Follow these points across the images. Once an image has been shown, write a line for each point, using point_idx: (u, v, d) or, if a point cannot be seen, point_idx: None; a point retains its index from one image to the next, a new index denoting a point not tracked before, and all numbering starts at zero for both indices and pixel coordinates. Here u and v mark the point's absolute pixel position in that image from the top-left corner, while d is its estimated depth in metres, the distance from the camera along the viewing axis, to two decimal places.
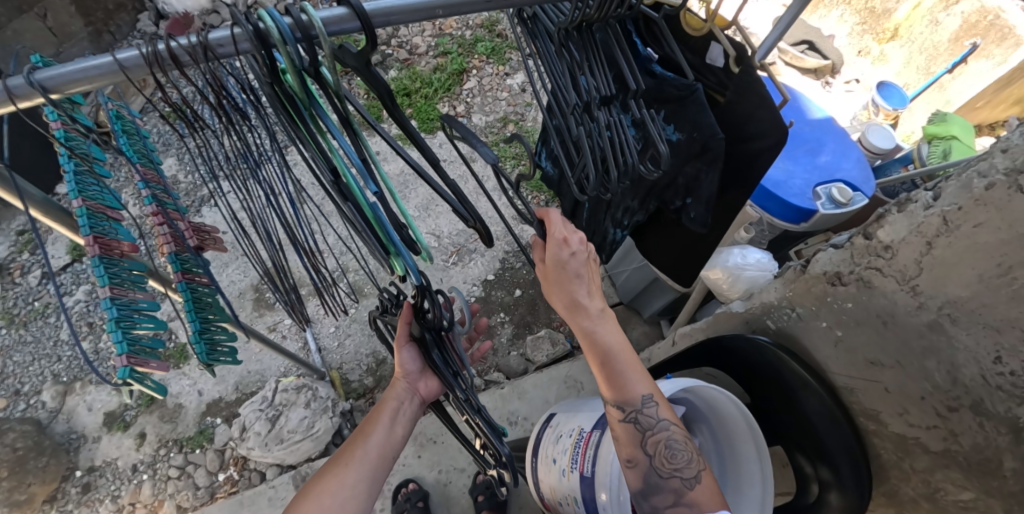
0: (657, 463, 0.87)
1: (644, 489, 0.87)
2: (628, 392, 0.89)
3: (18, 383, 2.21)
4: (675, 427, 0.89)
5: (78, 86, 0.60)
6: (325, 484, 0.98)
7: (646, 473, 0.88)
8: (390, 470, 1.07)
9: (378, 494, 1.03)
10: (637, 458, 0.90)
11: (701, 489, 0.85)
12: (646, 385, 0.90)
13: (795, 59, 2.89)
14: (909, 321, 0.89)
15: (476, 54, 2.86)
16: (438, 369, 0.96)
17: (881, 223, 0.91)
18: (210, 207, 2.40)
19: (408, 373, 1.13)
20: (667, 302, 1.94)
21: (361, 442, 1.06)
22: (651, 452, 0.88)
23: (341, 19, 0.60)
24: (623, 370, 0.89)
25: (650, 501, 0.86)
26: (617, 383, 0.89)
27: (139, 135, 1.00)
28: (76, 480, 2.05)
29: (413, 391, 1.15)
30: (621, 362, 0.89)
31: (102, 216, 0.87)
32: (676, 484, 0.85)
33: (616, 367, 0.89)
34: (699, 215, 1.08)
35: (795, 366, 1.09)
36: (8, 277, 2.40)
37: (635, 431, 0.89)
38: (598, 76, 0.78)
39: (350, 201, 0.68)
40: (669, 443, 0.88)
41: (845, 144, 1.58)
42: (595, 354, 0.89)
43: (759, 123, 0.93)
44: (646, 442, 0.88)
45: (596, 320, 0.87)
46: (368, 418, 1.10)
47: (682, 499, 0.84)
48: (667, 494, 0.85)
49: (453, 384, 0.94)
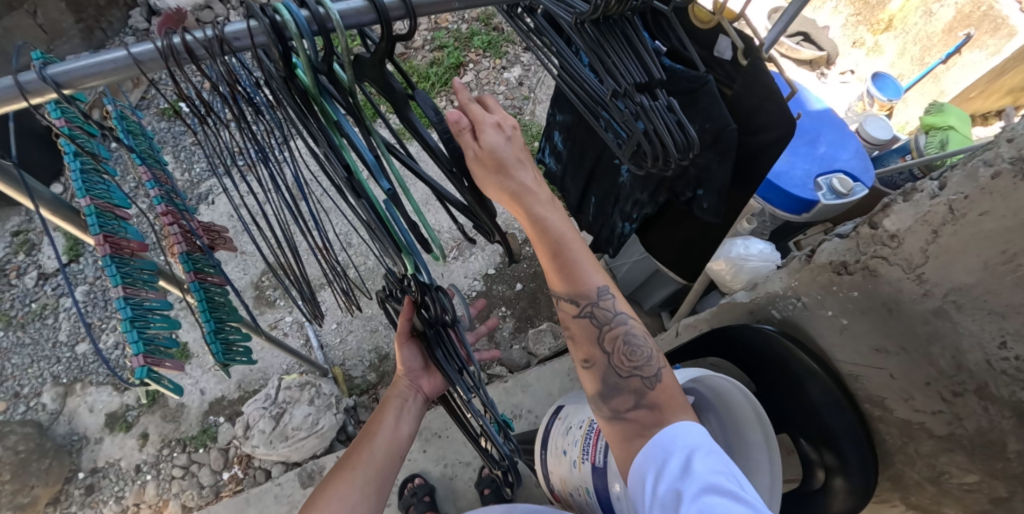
0: (615, 362, 0.86)
1: (604, 392, 0.85)
2: (583, 286, 0.84)
3: (18, 386, 2.20)
4: (633, 322, 0.88)
5: (93, 81, 0.60)
6: (335, 487, 0.99)
7: (606, 374, 0.86)
8: (399, 468, 1.08)
9: (388, 495, 1.03)
10: (594, 357, 0.88)
11: (661, 388, 0.84)
12: (600, 277, 0.85)
13: (790, 51, 2.93)
14: (914, 308, 0.91)
15: (472, 48, 2.85)
16: (441, 365, 0.96)
17: (886, 212, 0.92)
18: (208, 204, 2.40)
19: (411, 369, 1.12)
20: (669, 293, 1.96)
21: (368, 443, 1.06)
22: (609, 348, 0.87)
23: (358, 11, 0.60)
24: (576, 262, 0.82)
25: (610, 404, 0.85)
26: (572, 279, 0.83)
27: (144, 135, 1.00)
28: (80, 481, 2.05)
29: (416, 388, 1.14)
30: (573, 250, 0.82)
31: (110, 215, 0.87)
32: (637, 383, 0.84)
33: (569, 257, 0.82)
34: (712, 205, 1.09)
35: (801, 354, 1.11)
36: (5, 278, 2.38)
37: (591, 327, 0.87)
38: (628, 64, 0.75)
39: (363, 199, 0.68)
40: (629, 337, 0.87)
41: (843, 134, 1.59)
42: (545, 247, 0.80)
43: (766, 117, 0.95)
44: (604, 338, 0.87)
45: (547, 207, 0.76)
46: (372, 418, 1.11)
47: (643, 400, 0.83)
48: (627, 396, 0.84)
49: (457, 380, 0.95)
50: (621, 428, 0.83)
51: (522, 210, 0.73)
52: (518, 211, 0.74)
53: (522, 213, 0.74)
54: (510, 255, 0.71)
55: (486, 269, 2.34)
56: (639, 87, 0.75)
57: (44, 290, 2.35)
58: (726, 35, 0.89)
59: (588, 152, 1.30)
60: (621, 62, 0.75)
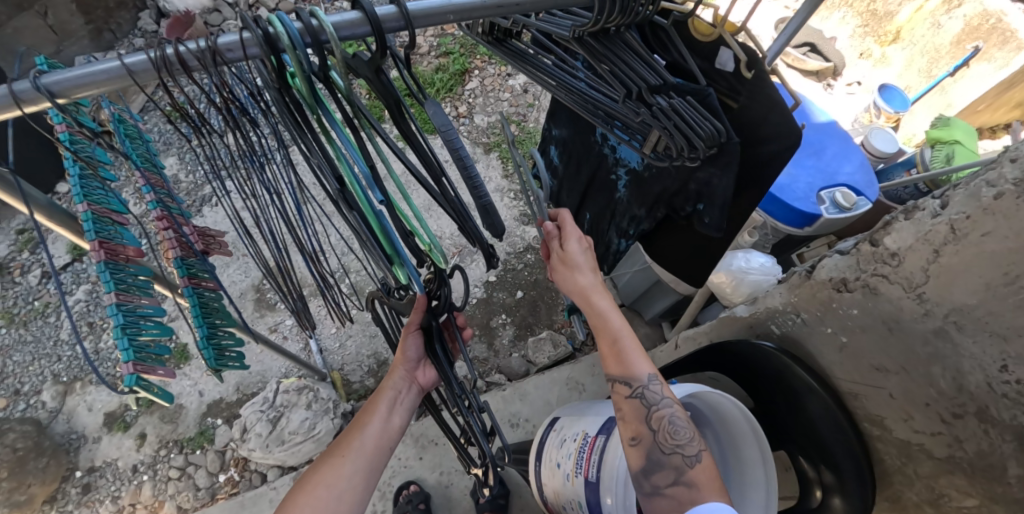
0: (660, 438, 0.89)
1: (646, 467, 0.87)
2: (631, 370, 0.92)
3: (19, 383, 2.21)
4: (677, 408, 0.91)
5: (85, 90, 0.59)
6: (321, 475, 0.98)
7: (650, 450, 0.88)
8: (386, 460, 1.06)
9: (374, 485, 1.02)
10: (641, 435, 0.91)
11: (701, 468, 0.86)
12: (650, 365, 0.93)
13: (796, 61, 2.91)
14: (914, 327, 0.90)
15: (478, 55, 2.86)
16: (439, 359, 0.94)
17: (888, 230, 0.91)
18: (211, 206, 2.40)
19: (408, 359, 1.09)
20: (670, 304, 1.94)
21: (358, 433, 1.04)
22: (654, 426, 0.90)
23: (352, 24, 0.58)
24: (624, 349, 0.94)
25: (651, 479, 0.87)
26: (623, 361, 0.93)
27: (141, 138, 1.02)
28: (76, 480, 2.04)
29: (411, 380, 1.11)
30: (629, 344, 0.94)
31: (106, 220, 0.87)
32: (677, 461, 0.86)
33: (623, 345, 0.94)
34: (713, 220, 1.05)
35: (800, 370, 1.09)
36: (8, 276, 2.40)
37: (639, 407, 0.91)
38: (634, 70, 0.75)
39: (356, 210, 0.67)
40: (672, 419, 0.89)
41: (847, 147, 1.58)
42: (605, 335, 0.95)
43: (771, 129, 0.94)
44: (650, 417, 0.90)
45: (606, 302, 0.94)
46: (364, 408, 1.08)
47: (683, 477, 0.85)
48: (667, 471, 0.86)
49: (450, 376, 0.93)
50: (659, 504, 0.85)
51: (589, 303, 0.94)
52: (584, 304, 0.95)
53: (589, 305, 0.94)
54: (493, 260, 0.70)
55: (488, 276, 2.33)
56: (652, 90, 0.75)
57: (47, 289, 2.37)
58: (728, 47, 0.86)
59: (587, 165, 1.29)
60: (630, 69, 0.76)
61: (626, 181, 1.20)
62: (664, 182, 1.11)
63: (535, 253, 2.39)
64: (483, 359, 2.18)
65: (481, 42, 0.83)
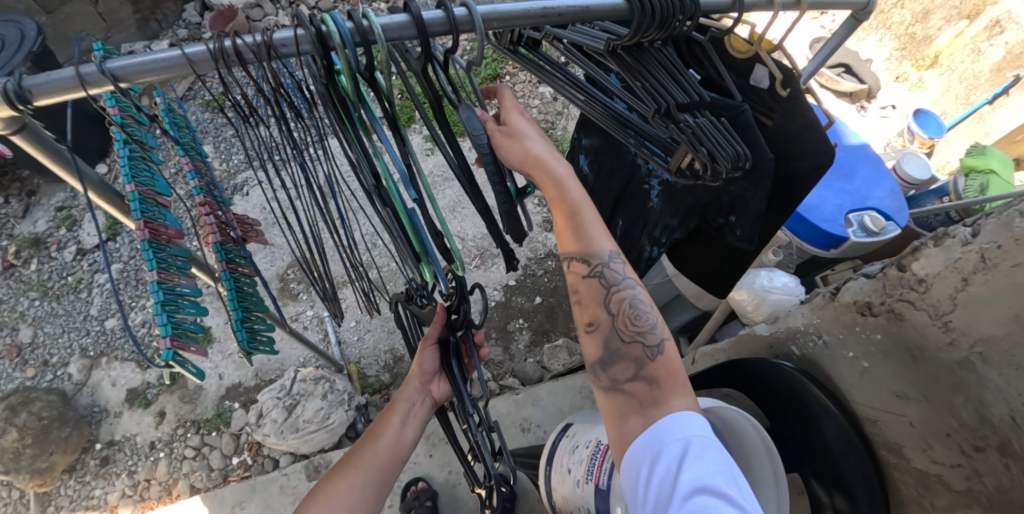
0: (619, 324, 0.86)
1: (605, 359, 0.85)
2: (593, 247, 0.84)
3: (48, 354, 2.29)
4: (638, 289, 0.88)
5: (146, 77, 0.61)
6: (334, 487, 0.97)
7: (608, 338, 0.86)
8: (399, 473, 1.05)
9: (385, 497, 1.01)
10: (599, 319, 0.88)
11: (661, 362, 0.83)
12: (610, 242, 0.86)
13: (830, 82, 2.90)
14: (939, 357, 0.89)
15: (511, 61, 2.90)
16: (453, 377, 0.98)
17: (916, 256, 0.92)
18: (241, 195, 2.46)
19: (424, 371, 1.12)
20: (688, 319, 1.94)
21: (371, 445, 1.04)
22: (614, 311, 0.87)
23: (401, 25, 0.60)
24: (587, 227, 0.83)
25: (609, 373, 0.84)
26: (582, 238, 0.83)
27: (188, 128, 1.06)
28: (95, 452, 2.10)
29: (426, 393, 1.13)
30: (588, 217, 0.83)
31: (152, 202, 0.91)
32: (638, 351, 0.83)
33: (584, 219, 0.82)
34: (745, 232, 1.07)
35: (817, 392, 1.08)
36: (45, 251, 2.50)
37: (599, 287, 0.86)
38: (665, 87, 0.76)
39: (390, 206, 0.68)
40: (633, 302, 0.86)
41: (878, 172, 1.56)
42: (561, 208, 0.81)
43: (804, 145, 0.93)
44: (610, 299, 0.86)
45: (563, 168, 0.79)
46: (378, 419, 1.08)
47: (643, 371, 0.82)
48: (627, 365, 0.83)
49: (462, 390, 0.96)
50: (618, 400, 0.82)
51: (545, 173, 0.76)
52: (536, 176, 0.77)
53: (547, 176, 0.77)
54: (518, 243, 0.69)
55: (508, 280, 2.35)
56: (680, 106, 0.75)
57: (81, 265, 2.46)
58: (763, 64, 0.87)
59: (617, 177, 1.30)
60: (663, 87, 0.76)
61: (659, 191, 1.20)
62: (696, 193, 1.11)
63: (555, 260, 2.41)
64: (498, 362, 2.19)
65: (507, 54, 0.81)
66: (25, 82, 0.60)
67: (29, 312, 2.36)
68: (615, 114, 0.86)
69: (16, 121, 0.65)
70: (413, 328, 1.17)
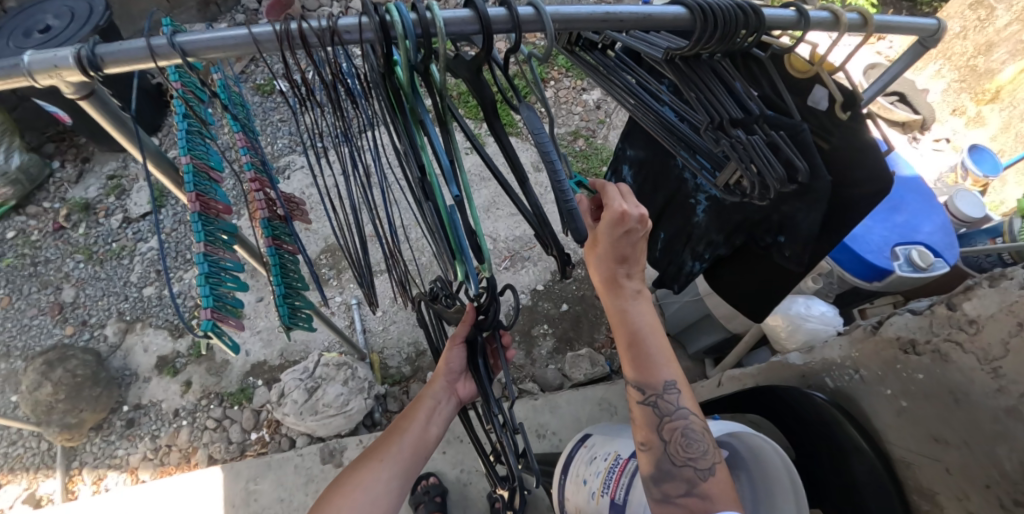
0: (671, 450, 0.86)
1: (656, 475, 0.86)
2: (652, 376, 0.87)
3: (87, 315, 2.38)
4: (695, 418, 0.87)
5: (213, 53, 0.63)
6: (359, 478, 0.96)
7: (659, 459, 0.86)
8: (424, 465, 1.05)
9: (408, 492, 1.00)
10: (650, 442, 0.88)
11: (713, 481, 0.84)
12: (672, 371, 0.88)
13: (883, 109, 2.83)
14: (984, 403, 0.86)
15: (556, 67, 2.92)
16: (479, 375, 0.99)
17: (968, 295, 0.92)
18: (284, 178, 2.53)
19: (450, 370, 1.13)
20: (716, 340, 1.90)
21: (398, 437, 1.04)
22: (667, 438, 0.87)
23: (463, 21, 0.61)
24: (649, 354, 0.87)
25: (661, 487, 0.85)
26: (642, 365, 0.87)
27: (243, 107, 1.10)
28: (122, 414, 2.18)
29: (451, 391, 1.14)
30: (649, 344, 0.87)
31: (204, 176, 0.95)
32: (689, 474, 0.84)
33: (644, 348, 0.87)
34: (794, 253, 1.06)
35: (850, 429, 1.05)
36: (94, 217, 2.61)
37: (652, 415, 0.87)
38: (721, 102, 0.75)
39: (431, 201, 0.67)
40: (688, 432, 0.86)
41: (930, 205, 1.51)
42: (624, 333, 0.87)
43: (860, 171, 0.91)
44: (662, 427, 0.87)
45: (631, 300, 0.86)
46: (405, 413, 1.09)
47: (695, 489, 0.83)
48: (679, 482, 0.84)
49: (489, 388, 0.95)
50: (668, 512, 0.84)
51: (608, 295, 0.85)
52: (603, 294, 0.86)
53: (609, 300, 0.86)
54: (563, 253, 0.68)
55: (536, 284, 2.35)
56: (734, 122, 0.74)
57: (125, 234, 2.56)
58: (823, 85, 0.85)
59: (660, 191, 1.28)
60: (718, 99, 0.75)
61: (705, 206, 1.18)
62: (746, 211, 1.10)
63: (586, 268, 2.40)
64: (519, 365, 2.19)
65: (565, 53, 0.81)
66: (99, 49, 0.62)
67: (74, 273, 2.47)
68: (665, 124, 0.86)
69: (85, 86, 0.67)
70: (438, 331, 1.19)
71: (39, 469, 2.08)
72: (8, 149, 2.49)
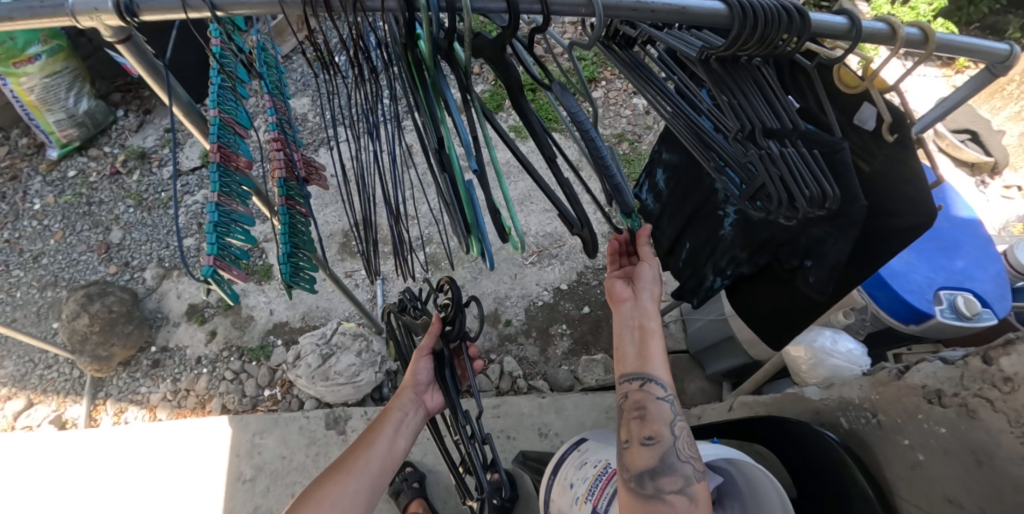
0: (680, 446, 0.85)
1: (658, 468, 0.83)
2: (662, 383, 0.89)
3: (130, 257, 2.50)
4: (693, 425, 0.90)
5: (244, 10, 0.63)
6: (323, 492, 0.97)
7: (666, 452, 0.85)
8: (391, 480, 1.05)
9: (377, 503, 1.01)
10: (660, 435, 0.86)
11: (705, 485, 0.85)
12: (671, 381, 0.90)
13: (952, 147, 2.65)
14: (1009, 468, 0.79)
15: (609, 68, 2.89)
16: (447, 386, 0.96)
17: (1007, 351, 0.87)
18: (327, 149, 2.57)
19: (417, 383, 1.09)
20: (735, 364, 1.83)
21: (364, 451, 1.04)
22: (677, 433, 0.87)
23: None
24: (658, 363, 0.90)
25: (657, 481, 0.82)
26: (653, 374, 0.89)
27: (277, 69, 1.12)
28: (149, 354, 2.28)
29: (419, 402, 1.11)
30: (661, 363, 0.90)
31: (230, 130, 0.98)
32: (690, 470, 0.84)
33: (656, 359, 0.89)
34: (818, 280, 0.99)
35: (857, 474, 0.99)
36: (148, 165, 2.75)
37: (665, 410, 0.87)
38: (757, 111, 0.71)
39: (447, 174, 0.65)
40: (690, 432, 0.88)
41: (986, 252, 1.40)
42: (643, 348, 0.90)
43: (900, 202, 0.85)
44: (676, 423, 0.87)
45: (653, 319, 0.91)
46: (372, 426, 1.08)
47: (689, 488, 0.82)
48: (677, 477, 0.83)
49: (455, 401, 0.93)
50: None
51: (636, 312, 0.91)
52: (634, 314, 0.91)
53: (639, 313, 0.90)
54: (592, 254, 0.67)
55: (559, 283, 2.33)
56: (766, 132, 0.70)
57: (174, 185, 2.68)
58: (873, 104, 0.80)
59: (690, 199, 1.24)
60: (754, 107, 0.71)
61: (733, 220, 1.14)
62: (773, 230, 1.05)
63: None
64: (532, 361, 2.17)
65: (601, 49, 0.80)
66: None
67: (124, 216, 2.60)
68: (699, 133, 0.81)
69: (123, 31, 0.69)
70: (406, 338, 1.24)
71: (69, 394, 2.20)
72: (79, 93, 2.62)
